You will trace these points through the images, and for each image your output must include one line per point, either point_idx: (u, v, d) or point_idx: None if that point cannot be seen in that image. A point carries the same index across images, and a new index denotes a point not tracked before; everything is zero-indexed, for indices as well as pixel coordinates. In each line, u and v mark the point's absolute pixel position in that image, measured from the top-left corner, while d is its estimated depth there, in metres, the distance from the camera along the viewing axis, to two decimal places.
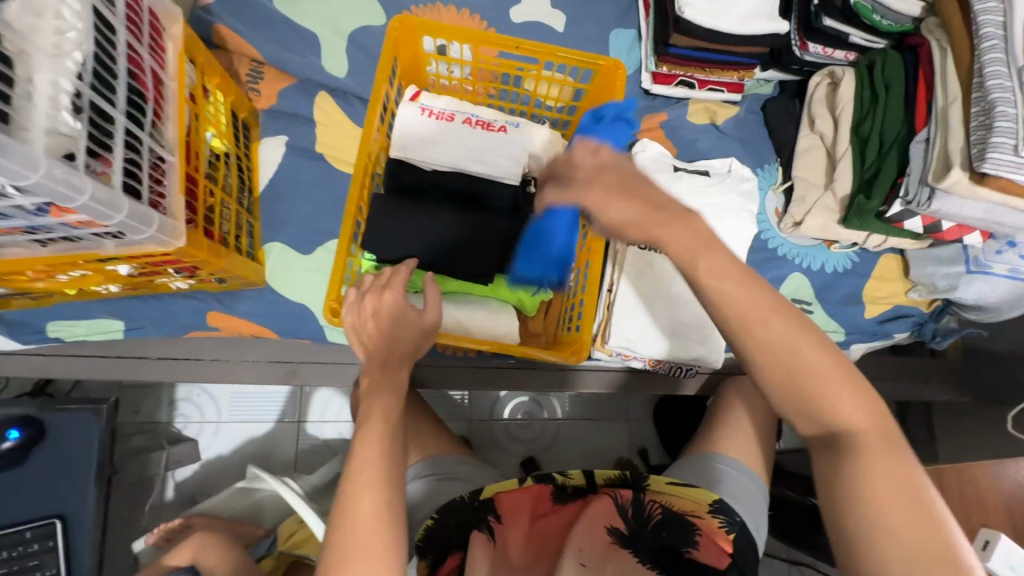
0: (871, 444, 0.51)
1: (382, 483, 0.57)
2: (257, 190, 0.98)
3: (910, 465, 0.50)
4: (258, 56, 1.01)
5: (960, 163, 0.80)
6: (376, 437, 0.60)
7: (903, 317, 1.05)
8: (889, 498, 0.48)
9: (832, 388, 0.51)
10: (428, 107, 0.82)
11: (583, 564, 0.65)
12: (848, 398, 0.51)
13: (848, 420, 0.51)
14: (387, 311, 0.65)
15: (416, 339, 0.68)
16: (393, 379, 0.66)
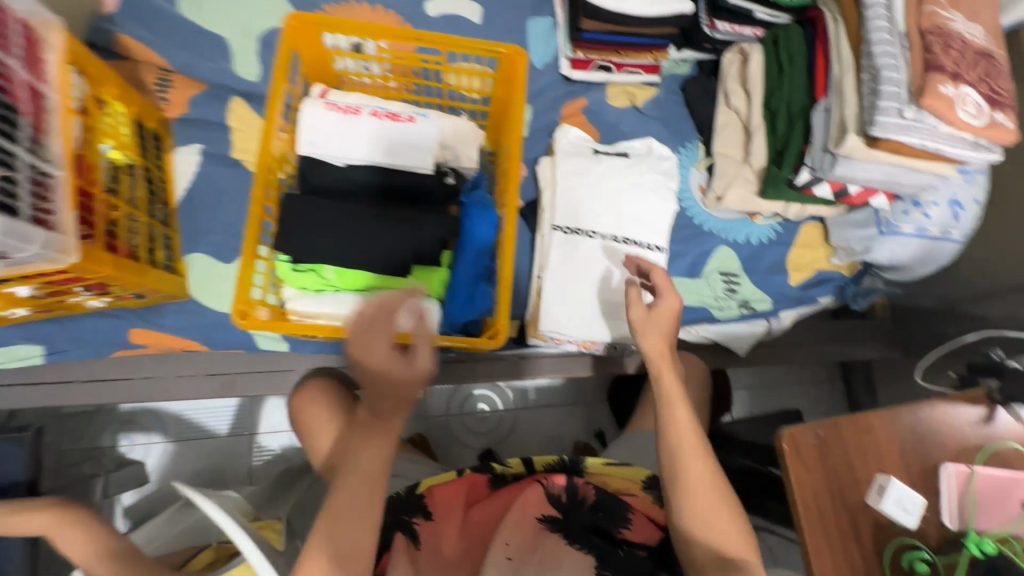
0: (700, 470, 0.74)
1: (340, 534, 0.63)
2: (173, 201, 0.96)
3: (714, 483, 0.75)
4: (165, 65, 0.99)
5: (855, 129, 0.83)
6: (352, 493, 0.65)
7: (824, 282, 1.10)
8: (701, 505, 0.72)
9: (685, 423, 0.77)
10: (333, 102, 0.82)
11: (509, 556, 0.75)
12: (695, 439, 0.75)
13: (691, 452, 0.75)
14: (375, 368, 0.63)
15: (396, 408, 0.67)
16: (382, 435, 0.68)
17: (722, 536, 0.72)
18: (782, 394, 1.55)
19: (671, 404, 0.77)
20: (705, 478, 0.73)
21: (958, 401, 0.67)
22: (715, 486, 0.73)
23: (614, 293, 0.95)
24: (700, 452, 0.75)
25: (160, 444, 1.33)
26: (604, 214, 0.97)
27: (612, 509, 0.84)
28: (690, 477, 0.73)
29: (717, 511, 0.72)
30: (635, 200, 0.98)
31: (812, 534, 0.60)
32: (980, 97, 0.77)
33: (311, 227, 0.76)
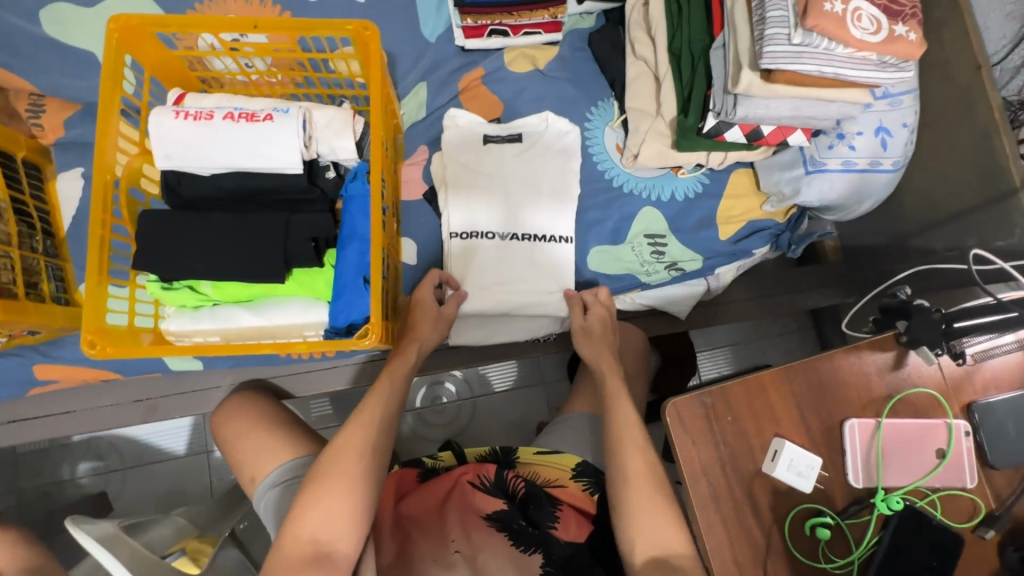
0: (645, 477, 0.67)
1: (360, 462, 0.68)
2: (61, 230, 0.93)
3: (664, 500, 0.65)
4: (35, 89, 0.95)
5: (749, 64, 0.76)
6: (371, 427, 0.72)
7: (759, 232, 1.03)
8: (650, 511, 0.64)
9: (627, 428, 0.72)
10: (183, 109, 0.75)
11: (458, 550, 0.75)
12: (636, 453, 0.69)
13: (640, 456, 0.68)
14: (423, 308, 0.87)
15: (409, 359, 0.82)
16: (391, 375, 0.79)
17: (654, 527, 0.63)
18: (750, 350, 1.49)
19: (612, 400, 0.77)
20: (649, 475, 0.67)
21: (862, 348, 0.61)
22: (650, 478, 0.66)
23: (521, 293, 0.93)
24: (643, 451, 0.69)
25: (120, 474, 1.32)
26: (499, 208, 0.95)
27: (544, 502, 0.80)
28: (635, 476, 0.67)
29: (658, 512, 0.64)
30: (530, 186, 0.96)
31: (704, 510, 0.56)
32: (876, 10, 0.69)
33: (172, 241, 0.73)
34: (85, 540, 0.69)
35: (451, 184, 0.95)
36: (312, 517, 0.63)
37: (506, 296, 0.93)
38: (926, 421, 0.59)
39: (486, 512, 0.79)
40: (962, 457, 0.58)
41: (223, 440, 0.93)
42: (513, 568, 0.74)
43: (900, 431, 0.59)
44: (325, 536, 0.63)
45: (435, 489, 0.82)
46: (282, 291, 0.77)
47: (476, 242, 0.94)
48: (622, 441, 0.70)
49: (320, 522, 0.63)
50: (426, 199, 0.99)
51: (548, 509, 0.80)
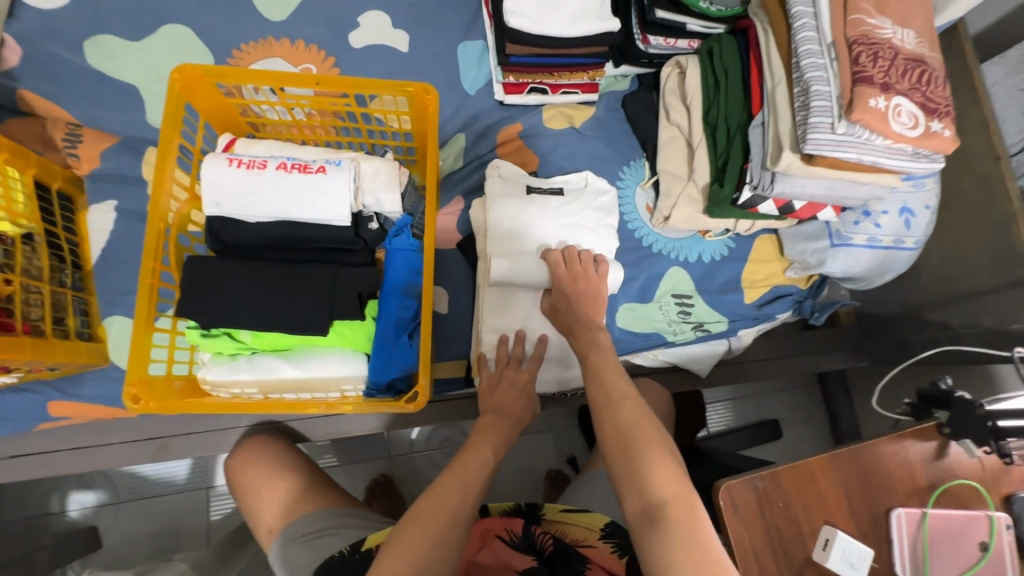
0: (638, 430, 0.64)
1: (456, 505, 0.68)
2: (88, 263, 0.91)
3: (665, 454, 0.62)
4: (73, 119, 0.95)
5: (790, 145, 0.79)
6: (467, 475, 0.71)
7: (782, 297, 1.05)
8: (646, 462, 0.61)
9: (606, 379, 0.73)
10: (236, 157, 0.76)
11: None
12: (620, 405, 0.68)
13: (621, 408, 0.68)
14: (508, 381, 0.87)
15: (508, 431, 0.82)
16: (486, 443, 0.77)
17: (646, 467, 0.60)
18: (758, 404, 1.51)
19: (588, 352, 0.79)
20: (640, 425, 0.65)
21: (904, 436, 0.63)
22: (639, 425, 0.65)
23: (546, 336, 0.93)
24: (630, 403, 0.68)
25: (113, 508, 1.27)
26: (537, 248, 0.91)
27: (572, 560, 0.79)
28: (620, 429, 0.65)
29: (647, 460, 0.61)
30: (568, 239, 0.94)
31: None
32: (914, 106, 0.73)
33: (218, 290, 0.72)
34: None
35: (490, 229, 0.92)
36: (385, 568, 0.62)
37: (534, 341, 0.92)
38: (968, 512, 0.60)
39: (515, 567, 0.78)
40: (1004, 551, 0.59)
41: (238, 488, 0.91)
42: None
43: (945, 521, 0.60)
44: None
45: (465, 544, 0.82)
46: (319, 342, 0.76)
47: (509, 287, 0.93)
48: (605, 395, 0.70)
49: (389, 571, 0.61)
50: (459, 249, 1.00)
51: (576, 566, 0.78)
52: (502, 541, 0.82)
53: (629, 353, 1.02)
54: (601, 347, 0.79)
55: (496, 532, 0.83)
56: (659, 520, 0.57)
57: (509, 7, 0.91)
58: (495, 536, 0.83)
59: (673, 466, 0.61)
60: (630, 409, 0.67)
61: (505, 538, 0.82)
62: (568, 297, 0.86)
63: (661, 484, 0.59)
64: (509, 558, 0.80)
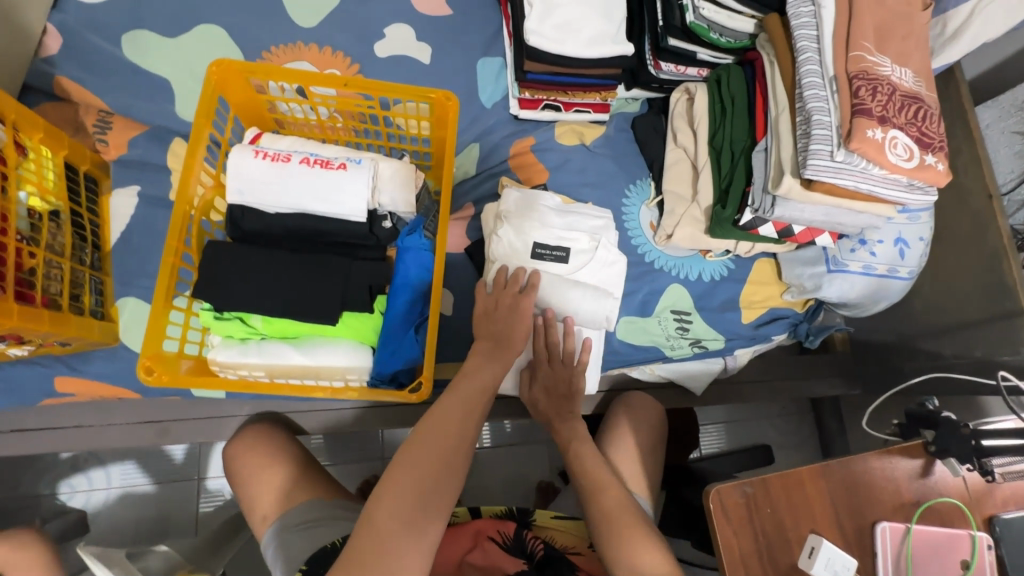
0: (621, 518, 0.77)
1: (458, 433, 0.69)
2: (107, 244, 0.93)
3: (645, 540, 0.75)
4: (106, 107, 0.99)
5: (791, 171, 0.83)
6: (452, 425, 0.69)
7: (779, 319, 1.08)
8: (629, 544, 0.75)
9: (586, 460, 0.85)
10: (262, 149, 0.79)
11: None
12: (604, 492, 0.80)
13: (605, 495, 0.80)
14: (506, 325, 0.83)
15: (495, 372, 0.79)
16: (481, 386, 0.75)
17: (632, 548, 0.74)
18: (751, 428, 1.52)
19: (571, 441, 0.89)
20: (623, 512, 0.78)
21: (892, 453, 0.65)
22: (623, 511, 0.78)
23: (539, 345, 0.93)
24: (612, 491, 0.80)
25: (103, 494, 1.27)
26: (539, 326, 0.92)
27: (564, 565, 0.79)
28: (605, 514, 0.78)
29: (636, 548, 0.74)
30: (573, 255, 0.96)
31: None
32: (910, 140, 0.77)
33: (234, 274, 0.75)
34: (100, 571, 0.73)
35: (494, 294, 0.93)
36: (390, 494, 0.62)
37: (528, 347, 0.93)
38: (951, 530, 0.62)
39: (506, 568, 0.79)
40: (986, 570, 0.61)
41: (234, 474, 0.92)
42: None
43: (928, 537, 0.61)
44: (405, 512, 0.61)
45: (456, 545, 0.82)
46: (327, 332, 0.78)
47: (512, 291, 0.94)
48: (593, 482, 0.82)
49: (393, 500, 0.62)
50: (467, 254, 1.03)
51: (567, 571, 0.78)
52: (493, 543, 0.82)
53: (626, 365, 1.04)
54: (585, 437, 0.89)
55: (487, 535, 0.84)
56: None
57: (529, 26, 0.96)
58: (486, 540, 0.83)
59: (656, 549, 0.74)
60: (614, 497, 0.79)
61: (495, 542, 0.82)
62: (546, 386, 0.92)
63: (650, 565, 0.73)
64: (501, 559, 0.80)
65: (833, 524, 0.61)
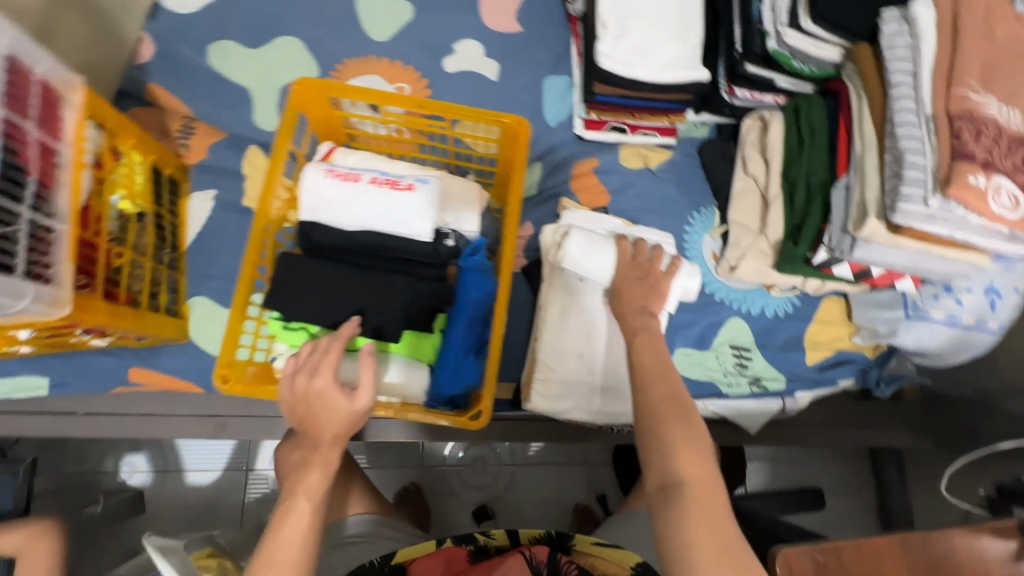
0: (664, 414, 0.64)
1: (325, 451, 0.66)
2: (183, 245, 0.98)
3: (690, 438, 0.62)
4: (190, 113, 1.04)
5: (876, 212, 0.78)
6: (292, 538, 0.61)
7: (847, 362, 1.02)
8: (662, 436, 0.63)
9: (642, 350, 0.71)
10: (334, 167, 0.81)
11: None
12: (652, 383, 0.67)
13: (649, 389, 0.67)
14: (315, 402, 0.66)
15: (347, 426, 0.66)
16: (320, 471, 0.65)
17: (673, 446, 0.62)
18: (801, 469, 1.44)
19: (634, 329, 0.75)
20: (667, 404, 0.65)
21: (982, 531, 0.60)
22: (668, 404, 0.65)
23: (594, 370, 0.92)
24: (662, 382, 0.67)
25: (157, 476, 1.33)
26: (597, 355, 0.92)
27: None
28: (650, 403, 0.66)
29: (675, 442, 0.62)
30: None
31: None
32: (1016, 188, 0.71)
33: (304, 286, 0.77)
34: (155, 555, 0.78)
35: (557, 322, 0.93)
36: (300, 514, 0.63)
37: (583, 372, 0.92)
38: None
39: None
40: None
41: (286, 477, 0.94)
42: None
43: None
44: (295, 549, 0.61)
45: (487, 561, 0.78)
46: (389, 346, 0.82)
47: (572, 313, 0.93)
48: (647, 369, 0.69)
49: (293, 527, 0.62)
50: (524, 273, 1.02)
51: None
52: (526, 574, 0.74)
53: None
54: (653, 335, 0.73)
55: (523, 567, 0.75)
56: (674, 499, 0.59)
57: (601, 49, 0.95)
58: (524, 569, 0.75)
59: (699, 451, 0.62)
60: (659, 392, 0.66)
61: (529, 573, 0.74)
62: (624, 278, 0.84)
63: (686, 467, 0.61)
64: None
65: None
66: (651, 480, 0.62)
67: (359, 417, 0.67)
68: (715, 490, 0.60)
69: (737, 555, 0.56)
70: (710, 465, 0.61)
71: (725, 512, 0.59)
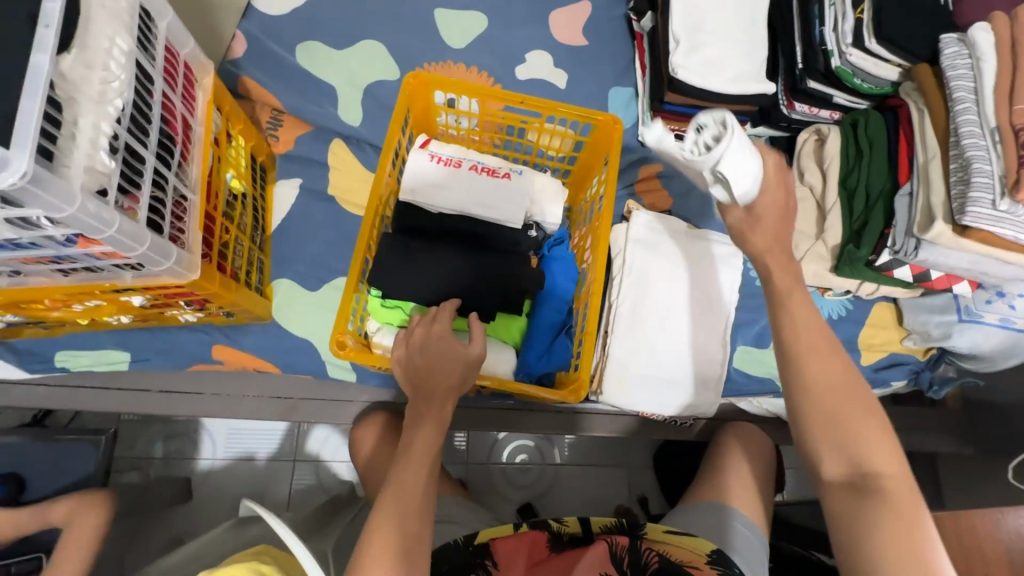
0: (844, 405, 0.63)
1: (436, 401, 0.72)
2: (269, 228, 1.02)
3: (875, 427, 0.62)
4: (279, 106, 1.09)
5: (942, 216, 0.84)
6: (416, 476, 0.65)
7: (898, 365, 1.07)
8: (842, 426, 0.62)
9: (807, 332, 0.65)
10: (437, 153, 0.88)
11: None
12: (828, 365, 0.64)
13: (823, 373, 0.64)
14: (432, 350, 0.73)
15: (461, 372, 0.73)
16: (434, 415, 0.71)
17: (856, 439, 0.62)
18: None
19: (790, 292, 0.67)
20: (846, 391, 0.63)
21: None
22: (845, 390, 0.63)
23: (666, 361, 0.95)
24: (834, 363, 0.64)
25: (208, 463, 1.35)
26: (666, 352, 0.96)
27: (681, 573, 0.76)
28: (823, 390, 0.63)
29: (860, 431, 0.62)
30: (701, 274, 1.00)
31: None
32: None
33: (405, 264, 0.81)
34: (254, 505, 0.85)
35: (628, 318, 0.96)
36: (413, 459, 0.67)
37: (654, 363, 0.95)
38: None
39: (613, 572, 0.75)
40: None
41: (362, 458, 0.97)
42: None
43: None
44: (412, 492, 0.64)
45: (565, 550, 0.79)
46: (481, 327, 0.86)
47: (645, 306, 0.97)
48: (805, 352, 0.65)
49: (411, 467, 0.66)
50: None
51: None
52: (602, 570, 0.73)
53: (739, 395, 1.04)
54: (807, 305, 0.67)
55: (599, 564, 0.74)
56: (868, 496, 0.60)
57: (675, 61, 1.01)
58: (605, 560, 0.76)
59: (886, 441, 0.62)
60: (834, 379, 0.63)
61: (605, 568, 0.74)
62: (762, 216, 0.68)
63: (879, 460, 0.61)
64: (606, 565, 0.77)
65: None
66: (830, 469, 0.63)
67: (472, 365, 0.73)
68: (912, 490, 0.60)
69: (924, 548, 0.56)
70: (902, 463, 0.61)
71: (920, 509, 0.59)
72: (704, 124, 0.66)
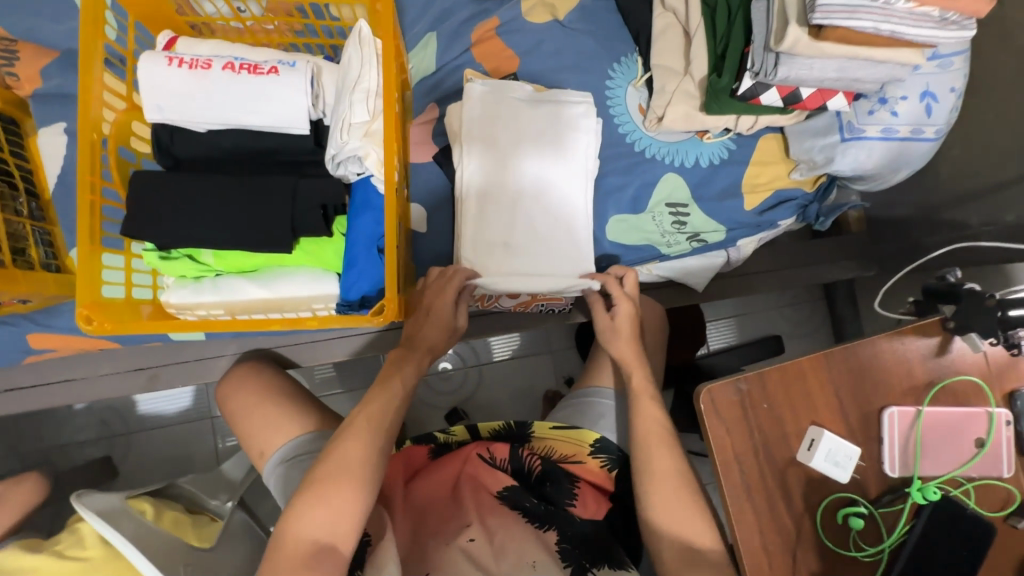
0: (661, 446, 0.72)
1: (373, 445, 0.69)
2: (46, 192, 0.86)
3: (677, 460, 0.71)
4: (5, 33, 0.86)
5: (797, 18, 0.70)
6: (324, 510, 0.63)
7: (786, 202, 0.98)
8: (662, 471, 0.70)
9: (639, 386, 0.78)
10: (177, 55, 0.69)
11: (472, 539, 0.72)
12: (644, 397, 0.77)
13: (643, 409, 0.76)
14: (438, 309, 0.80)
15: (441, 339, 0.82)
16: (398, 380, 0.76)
17: (660, 475, 0.70)
18: (760, 319, 1.45)
19: (631, 364, 0.80)
20: (661, 427, 0.74)
21: (904, 333, 0.60)
22: (667, 435, 0.73)
23: (525, 254, 0.85)
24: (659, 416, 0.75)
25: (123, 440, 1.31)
26: (523, 246, 0.86)
27: (561, 481, 0.81)
28: (647, 429, 0.74)
29: (662, 471, 0.70)
30: (553, 149, 0.86)
31: (751, 560, 0.55)
32: None
33: (170, 208, 0.68)
34: (93, 519, 0.71)
35: (478, 216, 0.85)
36: (322, 503, 0.63)
37: (511, 255, 0.85)
38: (967, 408, 0.58)
39: (496, 491, 0.79)
40: (1002, 446, 0.58)
41: (228, 414, 0.90)
42: (534, 547, 0.72)
43: (941, 419, 0.58)
44: (324, 536, 0.62)
45: (446, 468, 0.81)
46: (285, 260, 0.73)
47: (494, 195, 0.85)
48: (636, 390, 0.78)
49: (319, 523, 0.62)
50: (437, 162, 0.92)
51: (565, 486, 0.81)
52: (491, 495, 0.79)
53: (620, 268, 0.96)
54: (638, 358, 0.81)
55: (485, 484, 0.80)
56: (662, 441, 0.72)
57: None
58: (484, 475, 0.81)
59: (702, 519, 0.68)
60: (653, 413, 0.75)
61: (499, 489, 0.80)
62: (625, 333, 0.82)
63: (658, 469, 0.70)
64: (490, 476, 0.81)
65: (835, 412, 0.58)
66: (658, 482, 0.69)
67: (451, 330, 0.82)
68: (690, 494, 0.69)
69: (682, 490, 0.69)
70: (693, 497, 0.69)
71: (688, 501, 0.68)
72: (320, 104, 0.74)
